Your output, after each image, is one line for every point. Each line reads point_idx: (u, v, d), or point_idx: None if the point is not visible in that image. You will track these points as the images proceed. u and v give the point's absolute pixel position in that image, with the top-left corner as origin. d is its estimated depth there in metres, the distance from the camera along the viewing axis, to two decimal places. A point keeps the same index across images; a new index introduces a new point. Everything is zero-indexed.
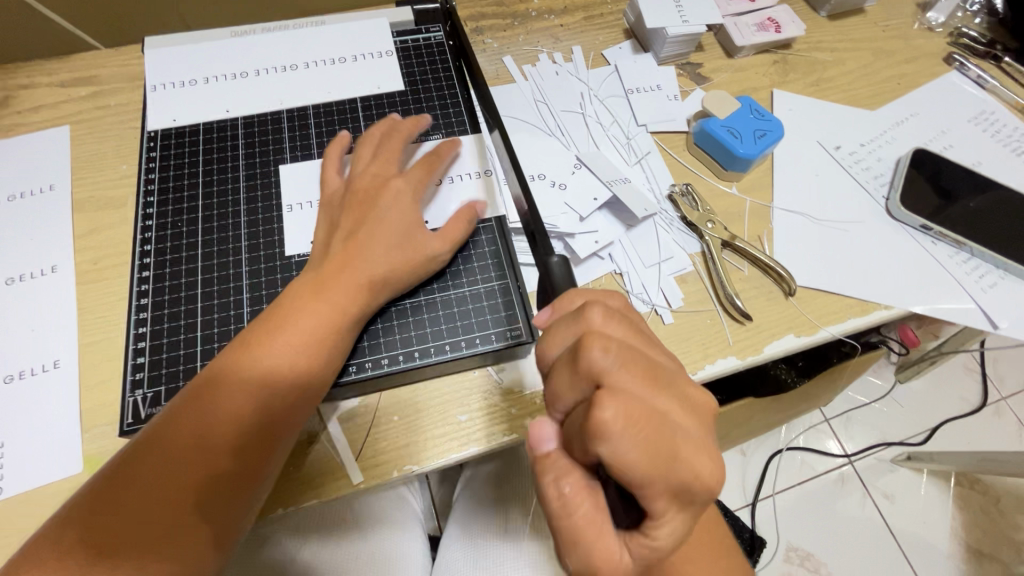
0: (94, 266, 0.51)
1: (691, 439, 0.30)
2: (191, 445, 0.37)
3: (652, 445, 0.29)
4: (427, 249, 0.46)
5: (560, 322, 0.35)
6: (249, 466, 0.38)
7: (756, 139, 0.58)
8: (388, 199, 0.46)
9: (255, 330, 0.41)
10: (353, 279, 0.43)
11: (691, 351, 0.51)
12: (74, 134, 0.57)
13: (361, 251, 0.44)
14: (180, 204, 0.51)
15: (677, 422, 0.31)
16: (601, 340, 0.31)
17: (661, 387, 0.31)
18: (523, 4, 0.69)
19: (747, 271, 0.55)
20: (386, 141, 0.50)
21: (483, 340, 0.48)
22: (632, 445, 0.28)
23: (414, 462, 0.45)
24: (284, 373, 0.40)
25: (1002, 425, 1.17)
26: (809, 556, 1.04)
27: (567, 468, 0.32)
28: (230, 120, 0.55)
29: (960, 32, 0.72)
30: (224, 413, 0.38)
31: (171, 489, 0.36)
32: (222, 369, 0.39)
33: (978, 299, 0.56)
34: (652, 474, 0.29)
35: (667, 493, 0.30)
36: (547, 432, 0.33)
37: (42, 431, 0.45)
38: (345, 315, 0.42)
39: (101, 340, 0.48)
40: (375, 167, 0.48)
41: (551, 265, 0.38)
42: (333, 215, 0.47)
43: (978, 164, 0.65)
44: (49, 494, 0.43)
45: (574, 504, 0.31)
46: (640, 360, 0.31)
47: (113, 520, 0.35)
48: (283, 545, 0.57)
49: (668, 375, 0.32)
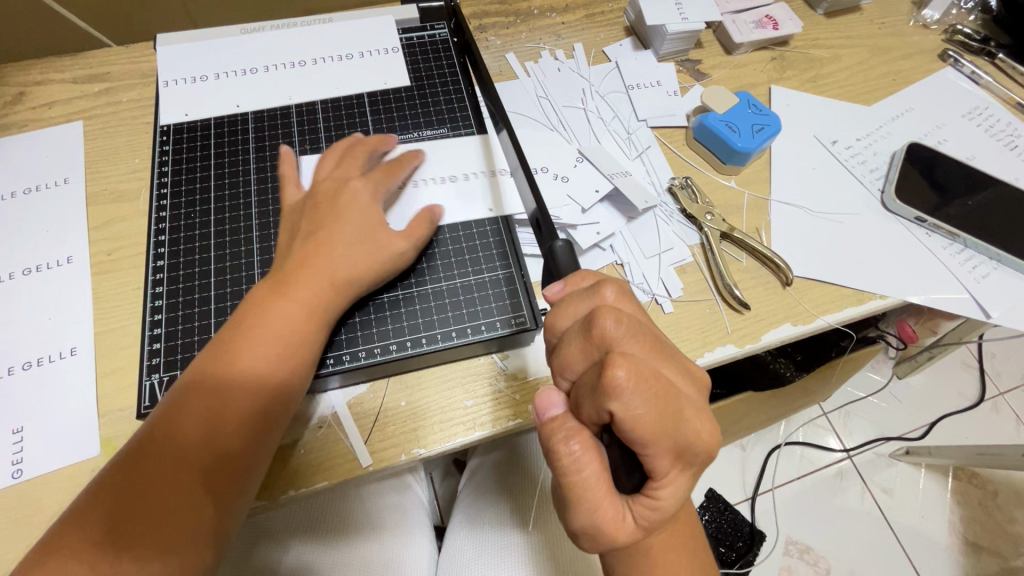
0: (109, 257, 0.53)
1: (694, 405, 0.33)
2: (171, 446, 0.38)
3: (662, 405, 0.30)
4: (392, 246, 0.47)
5: (571, 296, 0.37)
6: (231, 462, 0.39)
7: (754, 133, 0.59)
8: (348, 200, 0.47)
9: (225, 332, 0.42)
10: (317, 276, 0.43)
11: (691, 339, 0.52)
12: (88, 130, 0.59)
13: (321, 249, 0.44)
14: (193, 196, 0.53)
15: (682, 389, 0.33)
16: (615, 311, 0.33)
17: (665, 358, 0.34)
18: (525, 2, 0.71)
19: (745, 262, 0.56)
20: (348, 151, 0.51)
21: (488, 327, 0.49)
22: (643, 404, 0.30)
23: (421, 445, 0.47)
24: (257, 370, 0.40)
25: (1000, 419, 1.19)
26: (809, 550, 1.06)
27: (577, 429, 0.33)
28: (240, 114, 0.57)
29: (955, 30, 0.74)
30: (201, 414, 0.39)
31: (156, 490, 0.37)
32: (197, 372, 0.40)
33: (971, 289, 0.57)
34: (659, 433, 0.31)
35: (672, 454, 0.31)
36: (554, 399, 0.35)
37: (60, 416, 0.46)
38: (313, 309, 0.43)
39: (117, 328, 0.50)
40: (335, 172, 0.49)
41: (555, 249, 0.39)
42: (294, 218, 0.47)
43: (971, 158, 0.66)
44: (67, 477, 0.44)
45: (583, 463, 0.32)
46: (647, 333, 0.34)
47: (103, 523, 0.36)
48: (288, 546, 0.58)
49: (671, 350, 0.35)
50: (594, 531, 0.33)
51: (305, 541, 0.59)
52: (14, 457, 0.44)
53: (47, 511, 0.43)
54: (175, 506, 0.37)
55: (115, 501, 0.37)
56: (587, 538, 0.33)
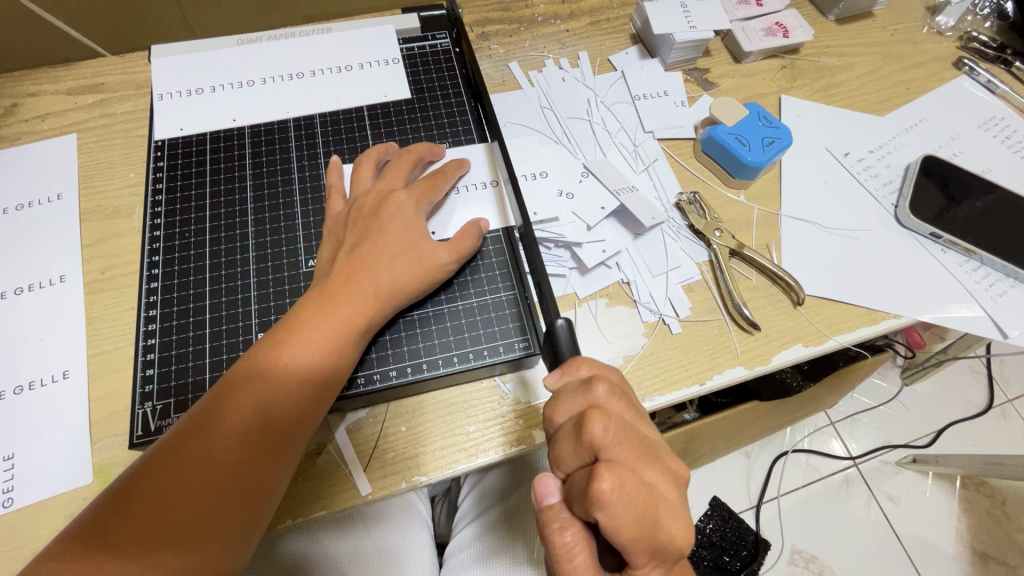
0: (102, 276, 0.51)
1: (673, 509, 0.31)
2: (207, 449, 0.37)
3: (641, 515, 0.30)
4: (434, 258, 0.46)
5: (568, 391, 0.35)
6: (261, 472, 0.38)
7: (765, 147, 0.57)
8: (390, 212, 0.46)
9: (267, 339, 0.41)
10: (358, 290, 0.43)
11: (699, 361, 0.51)
12: (82, 142, 0.57)
13: (367, 262, 0.44)
14: (188, 214, 0.51)
15: (666, 494, 0.32)
16: (604, 415, 0.31)
17: (654, 461, 0.32)
18: (528, 9, 0.69)
19: (755, 280, 0.55)
20: (395, 159, 0.50)
21: (490, 352, 0.48)
22: (624, 515, 0.29)
23: (422, 473, 0.45)
24: (300, 376, 0.40)
25: (1009, 427, 1.17)
26: (814, 559, 1.04)
27: (571, 519, 0.33)
28: (237, 129, 0.55)
29: (971, 37, 0.72)
30: (241, 420, 0.38)
31: (189, 488, 0.36)
32: (238, 374, 0.40)
33: (988, 309, 0.56)
34: (638, 540, 0.30)
35: (649, 556, 0.31)
36: (552, 487, 0.34)
37: (53, 441, 0.45)
38: (358, 323, 0.42)
39: (111, 350, 0.48)
40: (379, 184, 0.48)
41: (556, 329, 0.39)
42: (338, 231, 0.47)
43: (987, 171, 0.64)
44: (60, 505, 0.43)
45: (574, 554, 0.32)
46: (637, 436, 0.32)
47: (132, 516, 0.35)
48: (299, 544, 0.58)
49: (657, 449, 0.33)
50: None
51: (315, 542, 0.58)
52: (6, 485, 0.43)
53: (38, 541, 0.42)
54: (206, 508, 0.36)
55: (143, 498, 0.36)
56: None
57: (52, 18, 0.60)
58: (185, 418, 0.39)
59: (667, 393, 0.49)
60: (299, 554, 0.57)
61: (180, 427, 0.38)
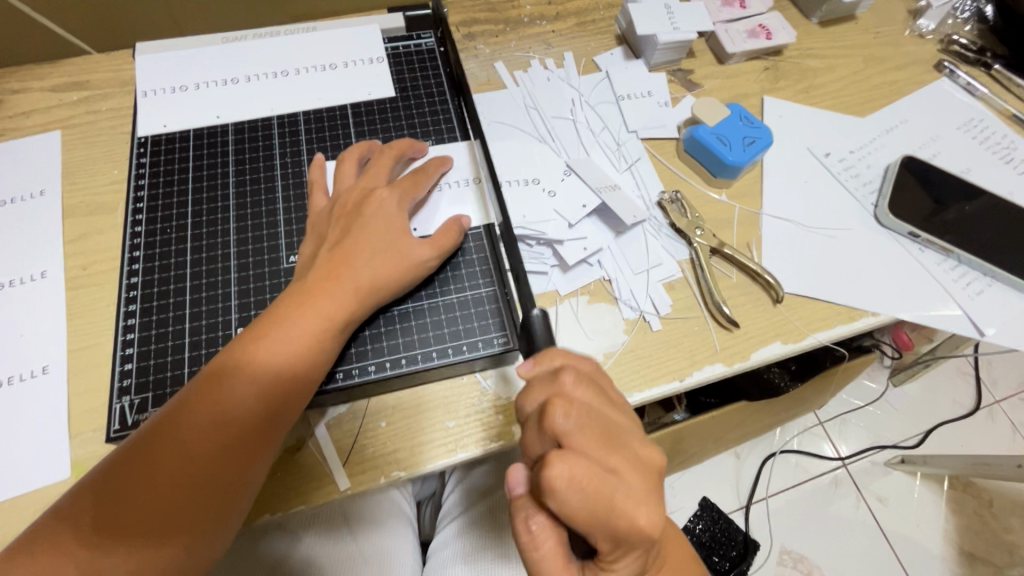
0: (84, 271, 0.51)
1: (632, 494, 0.32)
2: (186, 445, 0.37)
3: (593, 499, 0.31)
4: (414, 254, 0.46)
5: (537, 380, 0.37)
6: (241, 466, 0.39)
7: (745, 146, 0.58)
8: (372, 208, 0.46)
9: (243, 336, 0.41)
10: (339, 285, 0.43)
11: (679, 358, 0.51)
12: (65, 139, 0.57)
13: (348, 258, 0.44)
14: (170, 210, 0.52)
15: (625, 478, 0.33)
16: (564, 403, 0.33)
17: (613, 448, 0.33)
18: (515, 10, 0.69)
19: (735, 278, 0.55)
20: (378, 157, 0.51)
21: (470, 347, 0.48)
22: (574, 500, 0.31)
23: (400, 468, 0.46)
24: (280, 370, 0.40)
25: (996, 428, 1.18)
26: (802, 558, 1.05)
27: (537, 509, 0.35)
28: (221, 126, 0.55)
29: (951, 40, 0.73)
30: (220, 413, 0.38)
31: (166, 480, 0.36)
32: (217, 369, 0.40)
33: (965, 307, 0.57)
34: (595, 523, 0.32)
35: (611, 539, 0.32)
36: (519, 477, 0.35)
37: (31, 435, 0.45)
38: (339, 317, 0.43)
39: (90, 346, 0.48)
40: (362, 181, 0.49)
41: (533, 321, 0.41)
42: (320, 227, 0.48)
43: (966, 171, 0.65)
44: (37, 500, 0.43)
45: (541, 541, 0.35)
46: (598, 424, 0.33)
47: (109, 509, 0.35)
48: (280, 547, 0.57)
49: (622, 436, 0.34)
50: None
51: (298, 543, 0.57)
52: None
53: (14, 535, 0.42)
54: (183, 501, 0.37)
55: (121, 490, 0.36)
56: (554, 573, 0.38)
57: (69, 35, 0.62)
58: (164, 410, 0.39)
59: (645, 389, 0.50)
60: (283, 553, 0.57)
61: (154, 424, 0.38)
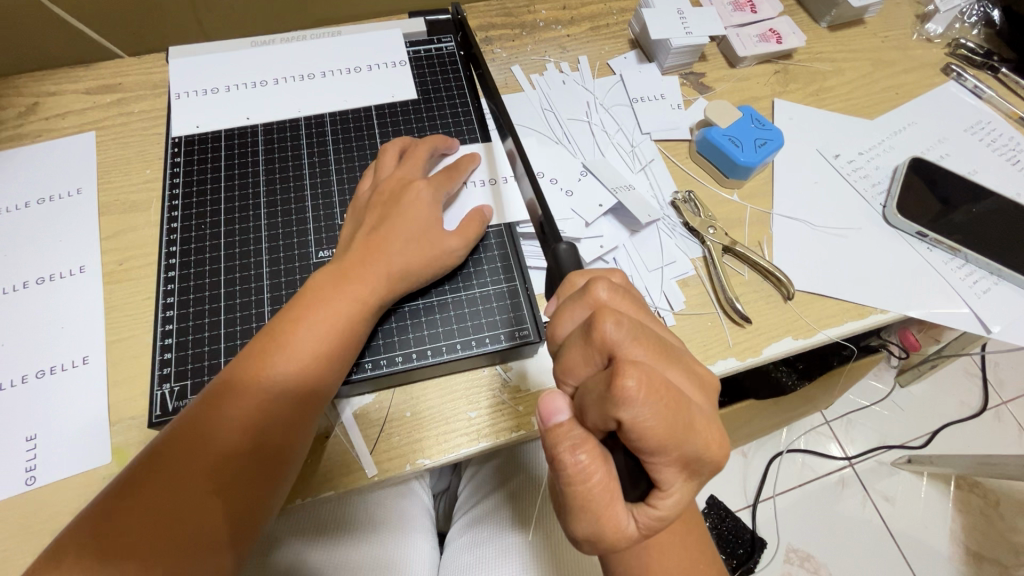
0: (120, 267, 0.54)
1: (706, 415, 0.32)
2: (209, 448, 0.39)
3: (672, 415, 0.29)
4: (445, 246, 0.49)
5: (567, 302, 0.35)
6: (266, 466, 0.40)
7: (757, 148, 0.60)
8: (409, 200, 0.48)
9: (259, 339, 0.43)
10: (375, 273, 0.45)
11: (693, 352, 0.53)
12: (99, 140, 0.60)
13: (382, 247, 0.46)
14: (204, 207, 0.54)
15: (689, 397, 0.32)
16: (615, 314, 0.32)
17: (670, 361, 0.33)
18: (531, 15, 0.71)
19: (747, 276, 0.57)
20: (410, 152, 0.53)
21: (491, 340, 0.50)
22: (652, 411, 0.29)
23: (425, 457, 0.47)
24: (305, 369, 0.42)
25: (1002, 429, 1.19)
26: (809, 557, 1.06)
27: (583, 437, 0.32)
28: (250, 126, 0.58)
29: (958, 44, 0.74)
30: (242, 416, 0.40)
31: (188, 484, 0.38)
32: (240, 373, 0.41)
33: (973, 305, 0.58)
34: (667, 441, 0.30)
35: (676, 459, 0.30)
36: (558, 405, 0.33)
37: (72, 422, 0.47)
38: (361, 308, 0.44)
39: (128, 338, 0.50)
40: (399, 172, 0.51)
41: (560, 252, 0.38)
42: (358, 215, 0.50)
43: (973, 173, 0.66)
44: (80, 483, 0.45)
45: (589, 473, 0.32)
46: (650, 336, 0.33)
47: (130, 517, 0.36)
48: (294, 545, 0.57)
49: (676, 352, 0.34)
50: (597, 539, 0.33)
51: (312, 545, 0.57)
52: (27, 464, 0.45)
53: (58, 517, 0.44)
54: (207, 502, 0.38)
55: (145, 494, 0.37)
56: (589, 545, 0.34)
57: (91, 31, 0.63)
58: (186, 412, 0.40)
59: None
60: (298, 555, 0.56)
61: (181, 425, 0.39)
